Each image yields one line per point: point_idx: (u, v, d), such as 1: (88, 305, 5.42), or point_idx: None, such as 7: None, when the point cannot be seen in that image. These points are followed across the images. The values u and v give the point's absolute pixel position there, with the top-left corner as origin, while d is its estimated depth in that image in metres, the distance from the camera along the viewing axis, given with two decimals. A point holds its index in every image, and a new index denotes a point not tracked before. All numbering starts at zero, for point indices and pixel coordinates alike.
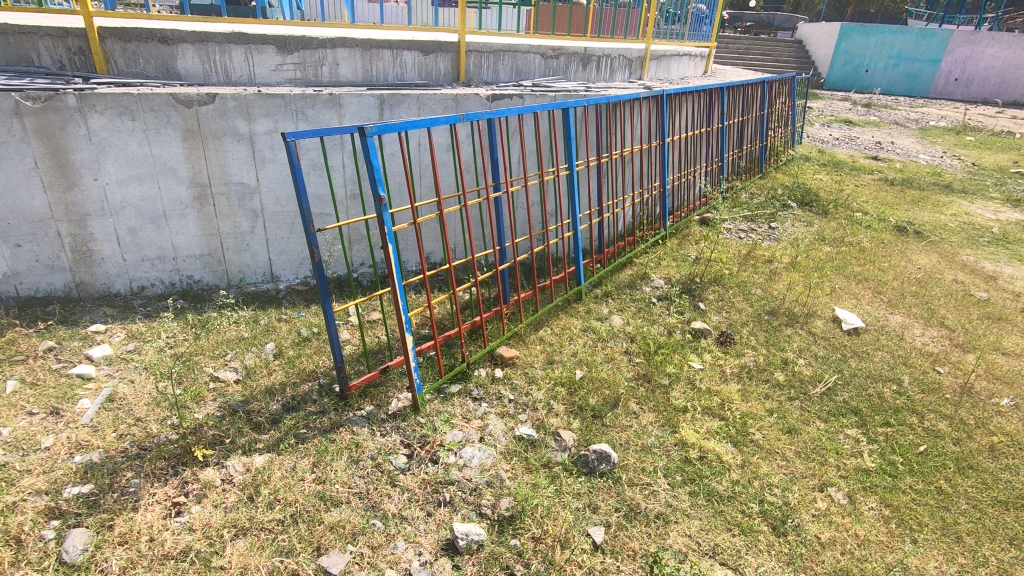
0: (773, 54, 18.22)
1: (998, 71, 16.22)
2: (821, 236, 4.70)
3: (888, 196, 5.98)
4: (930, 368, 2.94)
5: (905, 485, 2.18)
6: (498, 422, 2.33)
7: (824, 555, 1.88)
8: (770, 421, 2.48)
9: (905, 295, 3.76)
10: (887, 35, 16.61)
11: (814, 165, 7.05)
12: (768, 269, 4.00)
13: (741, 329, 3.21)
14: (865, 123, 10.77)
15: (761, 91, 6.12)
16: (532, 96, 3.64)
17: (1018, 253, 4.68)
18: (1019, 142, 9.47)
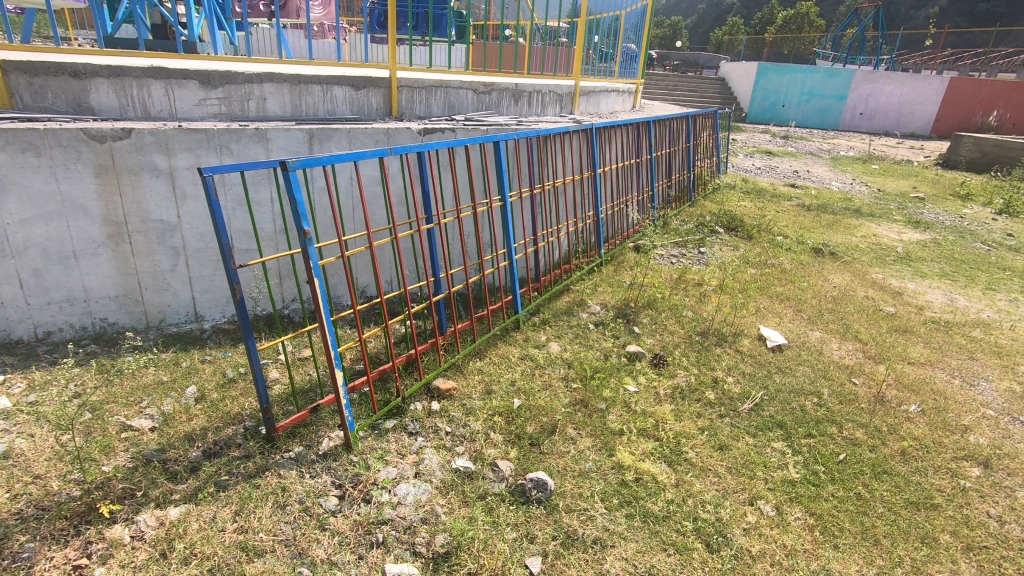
0: (699, 91, 19.44)
1: (896, 107, 17.79)
2: (746, 259, 4.96)
3: (805, 220, 6.41)
4: (847, 380, 3.13)
5: (826, 494, 2.28)
6: (434, 455, 2.29)
7: (754, 567, 1.94)
8: (702, 439, 2.55)
9: (822, 312, 4.00)
10: (798, 73, 18.01)
11: (738, 193, 7.47)
12: (698, 292, 4.17)
13: (674, 351, 3.32)
14: (784, 153, 11.58)
15: (687, 125, 6.47)
16: (464, 130, 3.72)
17: (920, 270, 5.09)
18: (916, 170, 10.40)
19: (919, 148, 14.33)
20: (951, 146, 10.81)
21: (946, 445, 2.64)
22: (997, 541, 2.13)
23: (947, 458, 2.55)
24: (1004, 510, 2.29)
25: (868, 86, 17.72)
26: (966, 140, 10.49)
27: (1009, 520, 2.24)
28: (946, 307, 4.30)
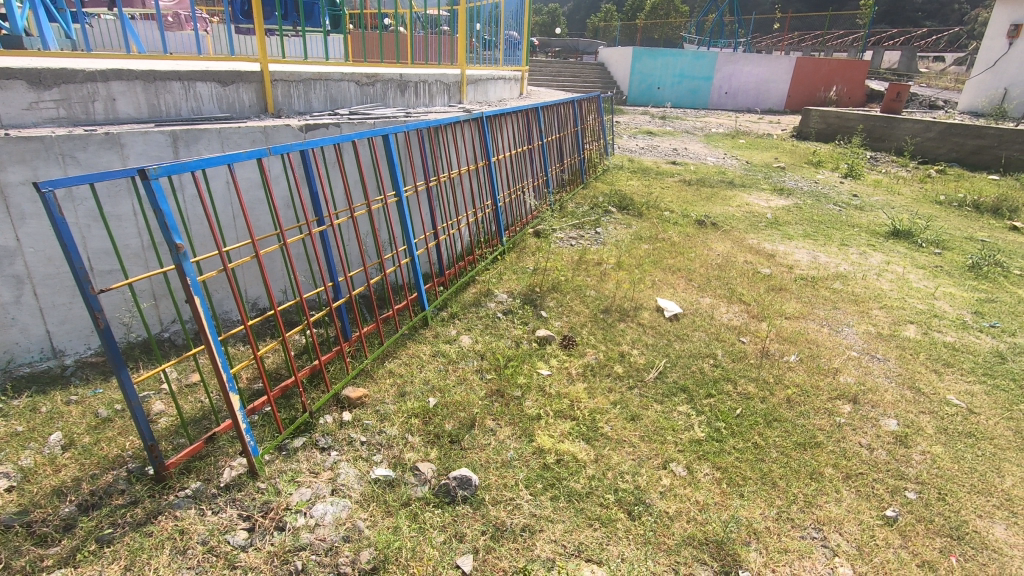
0: (582, 76, 20.12)
1: (754, 85, 19.51)
2: (639, 235, 5.21)
3: (687, 195, 6.85)
4: (736, 340, 3.39)
5: (729, 448, 2.47)
6: (350, 468, 2.19)
7: (673, 527, 2.05)
8: (615, 412, 2.66)
9: (710, 279, 4.30)
10: (669, 56, 19.12)
11: (626, 173, 7.82)
12: (598, 271, 4.31)
13: (581, 331, 3.41)
14: (663, 133, 12.31)
15: (573, 110, 6.66)
16: (349, 125, 3.54)
17: (787, 233, 5.62)
18: (777, 142, 11.49)
19: (777, 122, 15.86)
20: (802, 119, 12.05)
21: (822, 388, 2.95)
22: (869, 466, 2.41)
23: (824, 399, 2.86)
24: (872, 438, 2.60)
25: (730, 67, 19.21)
26: (814, 113, 11.73)
27: (877, 446, 2.55)
28: (811, 265, 4.80)
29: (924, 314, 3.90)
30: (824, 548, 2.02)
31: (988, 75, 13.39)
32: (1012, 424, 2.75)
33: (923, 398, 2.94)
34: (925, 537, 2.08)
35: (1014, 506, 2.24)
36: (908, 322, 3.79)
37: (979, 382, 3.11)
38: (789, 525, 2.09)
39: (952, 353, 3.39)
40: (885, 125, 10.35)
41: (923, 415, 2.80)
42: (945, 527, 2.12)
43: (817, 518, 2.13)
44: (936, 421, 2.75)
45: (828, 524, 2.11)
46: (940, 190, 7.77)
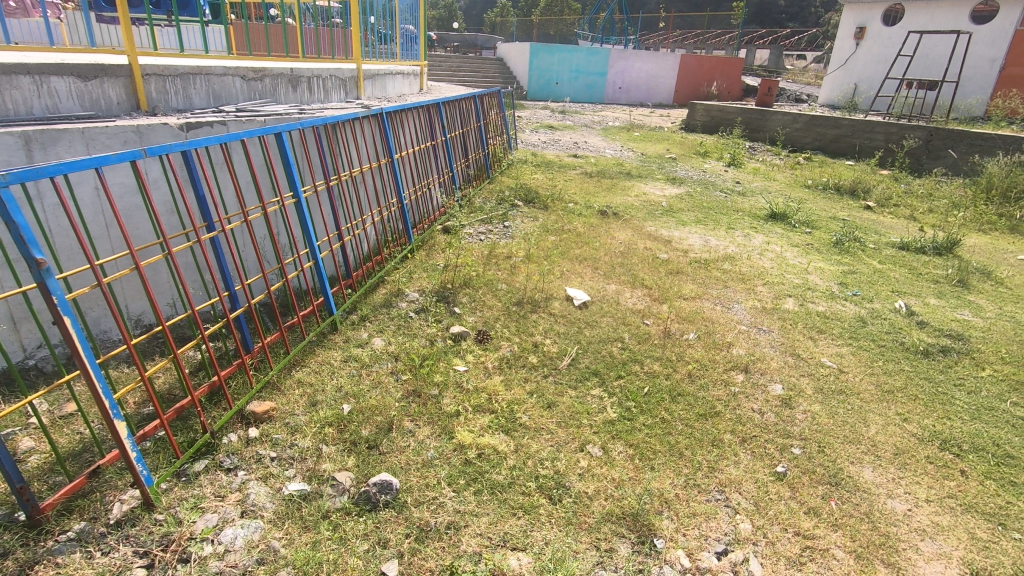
0: (482, 71, 20.14)
1: (645, 80, 20.56)
2: (546, 228, 5.34)
3: (589, 186, 7.11)
4: (641, 323, 3.58)
5: (639, 425, 2.61)
6: (260, 487, 2.07)
7: (592, 506, 2.13)
8: (531, 402, 2.72)
9: (614, 267, 4.49)
10: (565, 53, 19.65)
11: (530, 167, 7.96)
12: (508, 265, 4.37)
13: (495, 324, 3.45)
14: (564, 127, 12.65)
15: (474, 105, 6.67)
16: (236, 122, 3.32)
17: (681, 219, 6.00)
18: (668, 135, 12.21)
19: (666, 115, 16.83)
20: (689, 112, 12.88)
21: (718, 362, 3.20)
22: (761, 429, 2.65)
23: (719, 371, 3.10)
24: (762, 403, 2.86)
25: (622, 63, 20.09)
26: (699, 107, 12.58)
27: (767, 410, 2.80)
28: (703, 248, 5.16)
29: (800, 288, 4.34)
30: (727, 508, 2.19)
31: (841, 71, 15.03)
32: (874, 379, 3.14)
33: (802, 362, 3.28)
34: (809, 487, 2.33)
35: (878, 450, 2.57)
36: (787, 296, 4.19)
37: (847, 344, 3.51)
38: (695, 491, 2.25)
39: (824, 320, 3.81)
40: (760, 117, 11.32)
41: (803, 377, 3.12)
42: (824, 475, 2.38)
43: (719, 481, 2.31)
44: (813, 382, 3.07)
45: (729, 485, 2.30)
46: (807, 176, 8.64)
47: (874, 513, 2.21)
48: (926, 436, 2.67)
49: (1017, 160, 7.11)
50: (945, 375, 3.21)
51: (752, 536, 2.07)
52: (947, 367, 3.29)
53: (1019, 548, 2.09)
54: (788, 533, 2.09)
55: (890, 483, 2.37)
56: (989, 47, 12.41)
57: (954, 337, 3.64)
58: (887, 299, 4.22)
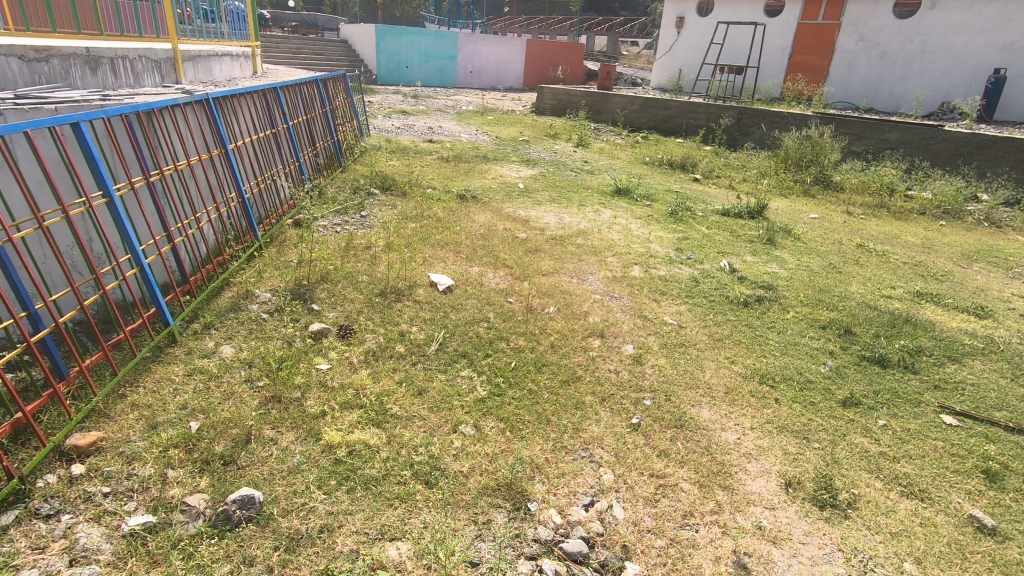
0: (325, 54, 18.93)
1: (495, 65, 20.92)
2: (405, 215, 5.25)
3: (446, 171, 7.10)
4: (504, 302, 3.69)
5: (508, 399, 2.71)
6: (92, 529, 1.82)
7: (467, 483, 2.19)
8: (401, 391, 2.69)
9: (476, 250, 4.56)
10: (412, 35, 19.15)
11: (385, 154, 7.73)
12: (368, 255, 4.24)
13: (357, 318, 3.33)
14: (417, 112, 12.41)
15: (317, 90, 6.29)
16: (16, 112, 2.79)
17: (536, 199, 6.24)
18: (520, 118, 12.54)
19: (518, 99, 17.26)
20: (537, 96, 13.34)
21: (577, 330, 3.41)
22: (617, 386, 2.90)
23: (579, 339, 3.32)
24: (617, 363, 3.12)
25: (470, 47, 20.21)
26: (546, 91, 13.08)
27: (621, 369, 3.07)
28: (558, 226, 5.42)
29: (644, 256, 4.75)
30: (591, 463, 2.37)
31: (667, 58, 16.56)
32: (707, 330, 3.57)
33: (649, 322, 3.63)
34: (660, 432, 2.60)
35: (712, 391, 2.94)
36: (633, 265, 4.57)
37: (684, 303, 3.94)
38: (562, 452, 2.40)
39: (664, 283, 4.23)
40: (601, 100, 12.09)
41: (651, 336, 3.45)
42: (671, 420, 2.68)
43: (583, 440, 2.49)
44: (659, 339, 3.41)
45: (592, 442, 2.48)
46: (646, 153, 9.44)
47: (712, 446, 2.53)
48: (749, 373, 3.11)
49: (805, 134, 8.39)
50: (761, 320, 3.74)
51: (614, 484, 2.27)
52: (762, 313, 3.84)
53: (818, 455, 2.53)
54: (644, 476, 2.33)
55: (723, 418, 2.73)
56: (779, 37, 14.44)
57: (766, 287, 4.25)
58: (714, 260, 4.80)
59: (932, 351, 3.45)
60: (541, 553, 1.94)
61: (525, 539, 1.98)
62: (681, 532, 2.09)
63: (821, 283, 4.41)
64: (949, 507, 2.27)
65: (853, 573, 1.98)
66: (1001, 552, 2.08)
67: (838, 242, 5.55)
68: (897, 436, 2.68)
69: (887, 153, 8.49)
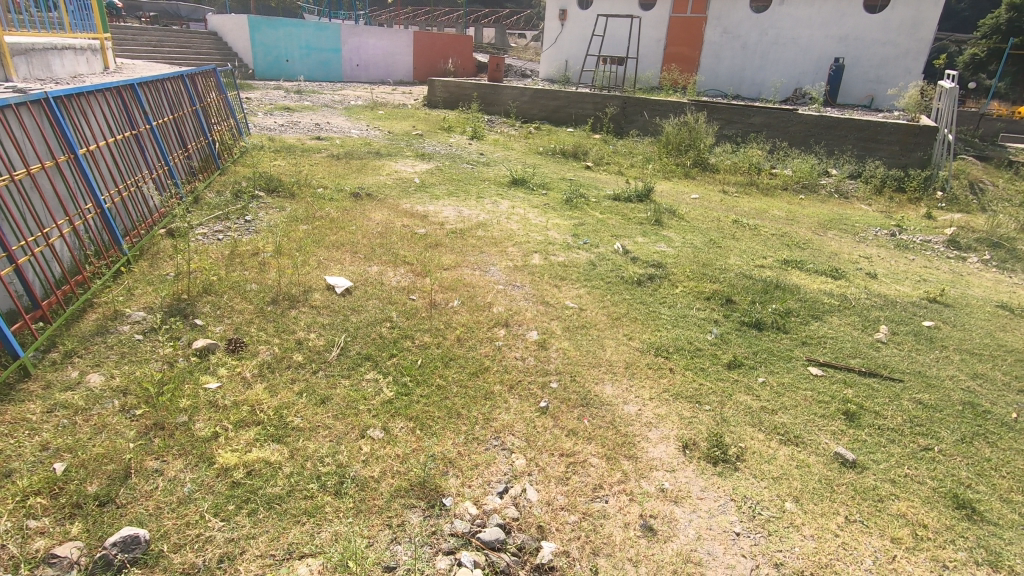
0: (192, 46, 17.32)
1: (382, 57, 20.43)
2: (295, 217, 4.98)
3: (337, 169, 6.81)
4: (407, 299, 3.62)
5: (416, 397, 2.67)
6: None
7: (379, 487, 2.14)
8: (302, 402, 2.56)
9: (374, 248, 4.43)
10: (290, 27, 17.97)
11: (269, 153, 7.26)
12: (256, 262, 3.98)
13: (248, 329, 3.12)
14: (302, 108, 11.77)
15: (184, 86, 5.77)
16: None
17: (434, 194, 6.17)
18: (412, 112, 12.30)
19: (408, 93, 16.95)
20: (428, 89, 13.15)
21: (482, 322, 3.43)
22: (524, 373, 2.95)
23: (484, 330, 3.34)
24: (522, 350, 3.18)
25: (355, 40, 19.56)
26: (437, 84, 12.93)
27: (527, 355, 3.13)
28: (457, 219, 5.40)
29: (543, 244, 4.86)
30: (503, 451, 2.41)
31: (553, 50, 16.96)
32: (605, 311, 3.74)
33: (551, 308, 3.73)
34: (567, 412, 2.69)
35: (614, 367, 3.09)
36: (533, 253, 4.67)
37: (583, 286, 4.09)
38: (474, 443, 2.41)
39: (564, 269, 4.36)
40: (492, 92, 12.17)
41: (554, 321, 3.54)
42: (577, 400, 2.78)
43: (494, 429, 2.52)
44: (561, 323, 3.52)
45: (503, 430, 2.52)
46: (539, 144, 9.64)
47: (615, 420, 2.66)
48: (645, 347, 3.30)
49: (682, 121, 8.99)
50: (654, 297, 3.98)
51: (527, 468, 2.32)
52: (654, 290, 4.08)
53: (709, 416, 2.74)
54: (555, 456, 2.40)
55: (625, 392, 2.88)
56: (654, 30, 15.30)
57: (656, 266, 4.52)
58: (608, 243, 5.02)
59: (799, 312, 3.85)
60: (458, 546, 1.95)
61: (442, 535, 1.98)
62: (592, 504, 2.18)
63: (704, 258, 4.77)
64: (818, 448, 2.56)
65: (744, 518, 2.17)
66: (860, 480, 2.39)
67: (716, 219, 6.02)
68: (774, 391, 2.98)
69: (753, 136, 9.31)
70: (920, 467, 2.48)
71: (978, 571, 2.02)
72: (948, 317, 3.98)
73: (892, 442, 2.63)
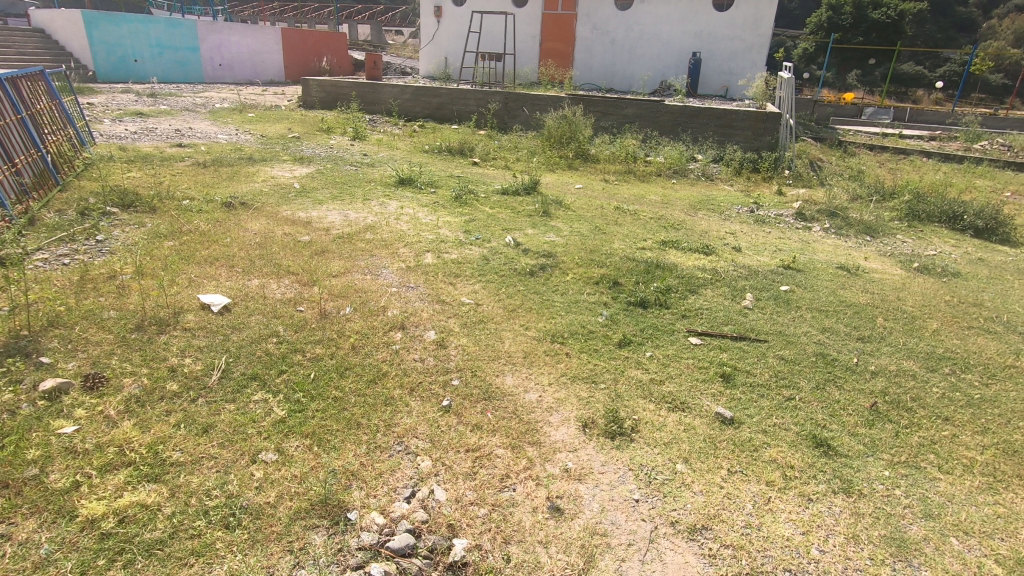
0: (13, 46, 15.05)
1: (248, 56, 19.06)
2: (157, 232, 4.51)
3: (204, 178, 6.27)
4: (294, 311, 3.42)
5: (311, 412, 2.54)
6: None
7: (277, 513, 2.02)
8: (182, 433, 2.34)
9: (252, 261, 4.14)
10: (136, 23, 16.19)
11: (121, 164, 6.51)
12: (113, 286, 3.56)
13: (109, 362, 2.79)
14: (157, 113, 10.68)
15: (5, 91, 4.99)
16: None
17: (316, 199, 5.88)
18: (285, 113, 11.60)
19: (281, 93, 15.97)
20: (302, 89, 12.49)
21: (377, 327, 3.33)
22: (424, 374, 2.92)
23: (380, 335, 3.25)
24: (421, 351, 3.14)
25: (215, 37, 18.12)
26: (311, 83, 12.33)
27: (426, 356, 3.09)
28: (343, 223, 5.20)
29: (434, 243, 4.82)
30: (408, 455, 2.37)
31: (430, 47, 16.79)
32: (501, 303, 3.79)
33: (447, 305, 3.71)
34: (470, 408, 2.70)
35: (513, 358, 3.15)
36: (426, 252, 4.61)
37: (478, 282, 4.12)
38: (377, 452, 2.35)
39: (457, 266, 4.36)
40: (372, 91, 11.82)
41: (451, 319, 3.53)
42: (479, 394, 2.79)
43: (397, 434, 2.47)
44: (458, 320, 3.52)
45: (406, 434, 2.47)
46: (425, 142, 9.53)
47: (517, 409, 2.72)
48: (542, 336, 3.40)
49: (562, 114, 9.32)
50: (546, 286, 4.10)
51: (433, 469, 2.30)
52: (547, 280, 4.21)
53: (605, 394, 2.88)
54: (460, 453, 2.40)
55: (525, 381, 2.95)
56: (529, 26, 15.67)
57: (547, 255, 4.66)
58: (499, 237, 5.09)
59: (677, 288, 4.16)
60: (367, 559, 1.89)
61: (349, 551, 1.91)
62: (501, 495, 2.21)
63: (591, 245, 4.99)
64: (701, 410, 2.79)
65: (641, 485, 2.32)
66: (737, 435, 2.63)
67: (600, 207, 6.32)
68: (661, 362, 3.20)
69: (627, 126, 9.87)
70: (785, 415, 2.79)
71: (836, 499, 2.32)
72: (800, 281, 4.49)
73: (762, 396, 2.94)
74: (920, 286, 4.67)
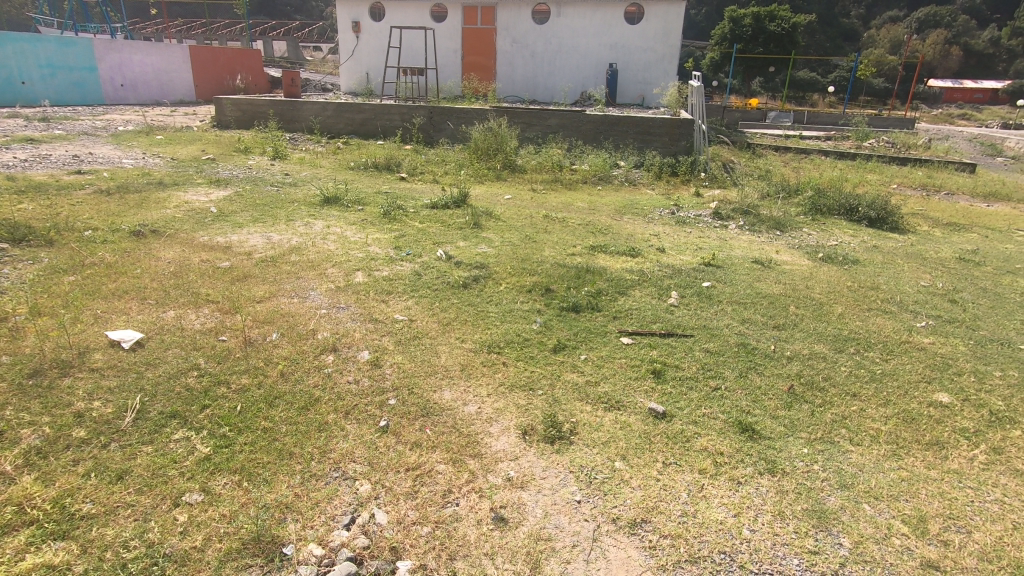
0: None
1: (153, 75, 17.96)
2: (56, 267, 4.16)
3: (109, 206, 5.85)
4: (215, 342, 3.25)
5: (239, 447, 2.42)
6: None
7: (204, 557, 1.91)
8: (93, 483, 2.16)
9: (167, 291, 3.90)
10: (22, 43, 14.99)
11: (9, 195, 5.96)
12: (6, 329, 3.24)
13: (3, 412, 2.53)
14: (51, 138, 9.88)
15: None
16: None
17: (236, 222, 5.62)
18: (198, 134, 11.03)
19: (192, 113, 15.16)
20: (215, 108, 11.94)
21: (307, 352, 3.22)
22: (359, 396, 2.84)
23: (310, 359, 3.14)
24: (355, 372, 3.06)
25: (115, 56, 17.00)
26: (225, 102, 11.82)
27: (360, 377, 3.01)
28: (266, 246, 5.00)
29: (364, 261, 4.72)
30: (345, 481, 2.30)
31: (350, 62, 16.51)
32: (436, 318, 3.77)
33: (380, 324, 3.65)
34: (408, 426, 2.66)
35: (450, 372, 3.13)
36: (355, 271, 4.51)
37: (411, 297, 4.07)
38: (312, 481, 2.26)
39: (389, 283, 4.29)
40: (291, 108, 11.48)
41: (385, 337, 3.47)
42: (417, 411, 2.76)
43: (333, 461, 2.39)
44: (393, 338, 3.46)
45: (343, 459, 2.40)
46: (349, 159, 9.34)
47: (457, 422, 2.70)
48: (478, 347, 3.40)
49: (487, 126, 9.41)
50: (480, 297, 4.11)
51: (372, 492, 2.25)
52: (480, 291, 4.22)
53: (543, 400, 2.92)
54: (400, 473, 2.36)
55: (463, 394, 2.94)
56: (450, 40, 15.75)
57: (479, 267, 4.68)
58: (431, 251, 5.06)
59: (607, 291, 4.29)
60: None
61: None
62: (443, 511, 2.19)
63: (522, 254, 5.06)
64: (636, 407, 2.89)
65: (583, 486, 2.36)
66: (670, 428, 2.74)
67: (529, 216, 6.42)
68: (595, 364, 3.28)
69: (551, 137, 10.11)
70: (713, 405, 2.93)
71: (763, 480, 2.45)
72: (720, 276, 4.74)
73: (692, 389, 3.07)
74: (826, 274, 5.04)
